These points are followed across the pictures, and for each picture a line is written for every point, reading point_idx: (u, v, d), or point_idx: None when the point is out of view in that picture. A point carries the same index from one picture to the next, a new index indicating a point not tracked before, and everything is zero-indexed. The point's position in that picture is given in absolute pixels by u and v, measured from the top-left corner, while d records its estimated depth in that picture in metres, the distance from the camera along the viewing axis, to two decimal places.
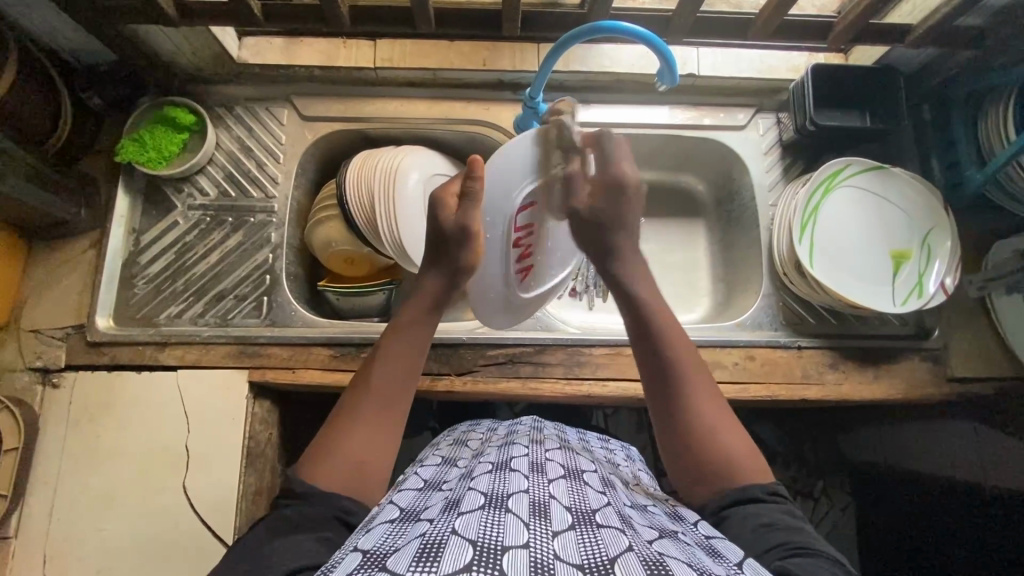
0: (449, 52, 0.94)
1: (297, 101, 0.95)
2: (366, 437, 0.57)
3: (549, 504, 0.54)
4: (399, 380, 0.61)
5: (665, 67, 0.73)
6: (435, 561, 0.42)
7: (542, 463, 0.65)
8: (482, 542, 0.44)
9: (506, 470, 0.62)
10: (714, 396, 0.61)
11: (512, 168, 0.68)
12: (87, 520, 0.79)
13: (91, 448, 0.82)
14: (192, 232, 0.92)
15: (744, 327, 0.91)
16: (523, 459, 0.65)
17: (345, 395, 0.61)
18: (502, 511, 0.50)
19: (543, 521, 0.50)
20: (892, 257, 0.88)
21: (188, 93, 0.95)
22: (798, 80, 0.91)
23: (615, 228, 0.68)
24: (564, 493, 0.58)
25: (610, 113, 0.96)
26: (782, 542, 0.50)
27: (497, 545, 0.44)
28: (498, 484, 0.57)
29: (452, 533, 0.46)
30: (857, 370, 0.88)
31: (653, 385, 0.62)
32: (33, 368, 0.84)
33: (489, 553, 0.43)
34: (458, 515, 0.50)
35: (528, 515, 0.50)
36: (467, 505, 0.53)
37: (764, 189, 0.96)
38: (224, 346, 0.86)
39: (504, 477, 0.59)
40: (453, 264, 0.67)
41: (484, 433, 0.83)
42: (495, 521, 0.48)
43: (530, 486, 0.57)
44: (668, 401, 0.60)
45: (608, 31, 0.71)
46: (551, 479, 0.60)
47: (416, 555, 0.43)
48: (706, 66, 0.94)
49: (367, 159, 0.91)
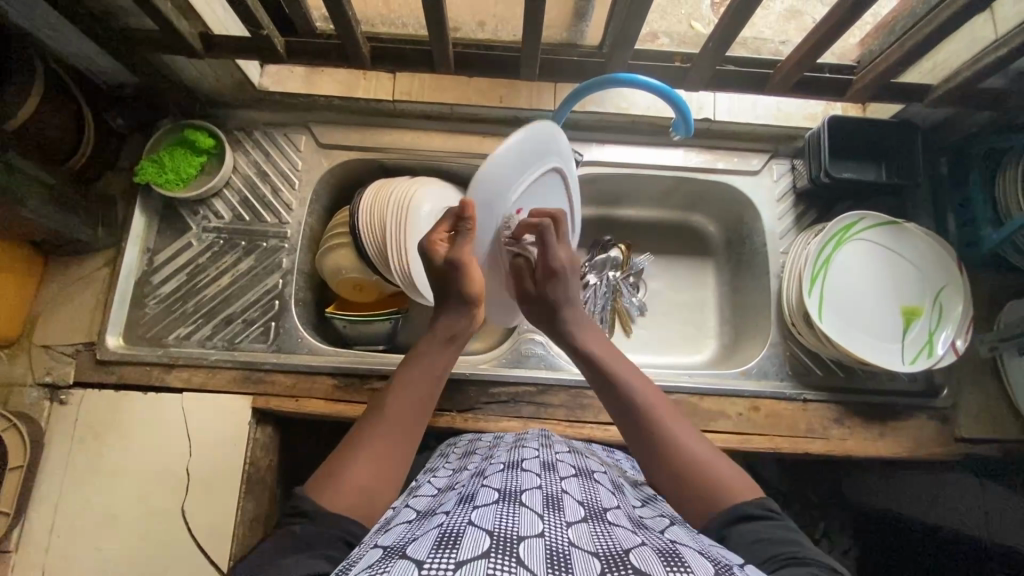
0: (468, 88, 0.95)
1: (316, 129, 0.97)
2: (372, 462, 0.57)
3: (562, 499, 0.55)
4: (413, 413, 0.63)
5: (680, 117, 0.75)
6: (455, 548, 0.43)
7: (553, 463, 0.66)
8: (499, 531, 0.45)
9: (518, 468, 0.63)
10: (685, 425, 0.62)
11: (496, 176, 0.61)
12: (87, 538, 0.80)
13: (95, 467, 0.82)
14: (204, 254, 0.93)
15: (749, 375, 0.90)
16: (535, 459, 0.66)
17: (359, 424, 0.62)
18: (516, 505, 0.51)
19: (557, 513, 0.52)
20: (902, 314, 0.87)
21: (208, 116, 0.97)
22: (814, 130, 0.91)
23: (560, 302, 0.71)
24: (577, 491, 0.60)
25: (624, 153, 0.97)
26: (775, 556, 0.50)
27: (513, 534, 0.45)
28: (511, 482, 0.58)
29: (469, 523, 0.47)
30: (863, 426, 0.87)
31: (624, 428, 0.63)
32: (42, 384, 0.86)
33: (506, 541, 0.44)
34: (474, 509, 0.51)
35: (541, 509, 0.52)
36: (482, 499, 0.54)
37: (776, 236, 0.96)
38: (230, 370, 0.87)
39: (516, 475, 0.61)
40: (456, 300, 0.67)
41: (492, 442, 0.79)
42: (510, 514, 0.49)
43: (543, 482, 0.59)
44: (643, 447, 0.61)
45: (626, 84, 0.73)
46: (562, 476, 0.62)
47: (435, 544, 0.44)
48: (724, 111, 0.95)
49: (381, 187, 0.93)
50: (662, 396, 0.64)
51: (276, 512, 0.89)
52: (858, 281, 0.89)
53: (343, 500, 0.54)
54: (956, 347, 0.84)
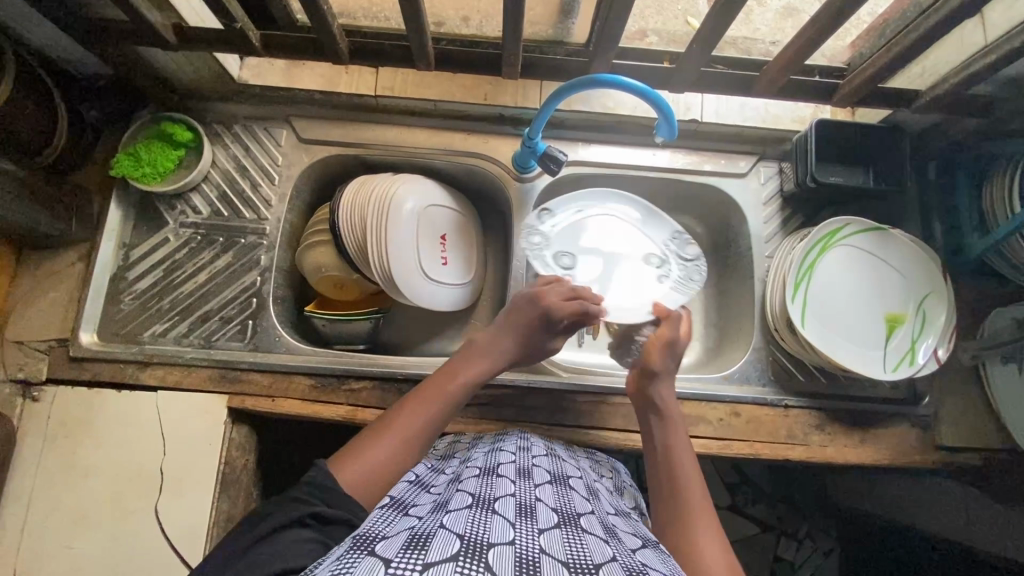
0: (452, 86, 0.96)
1: (296, 123, 0.95)
2: (391, 451, 0.64)
3: (536, 506, 0.57)
4: (442, 419, 0.68)
5: (663, 118, 0.73)
6: (424, 550, 0.44)
7: (528, 468, 0.66)
8: (469, 537, 0.47)
9: (493, 475, 0.63)
10: (714, 536, 0.60)
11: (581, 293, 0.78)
12: (58, 537, 0.79)
13: (67, 465, 0.81)
14: (182, 250, 0.91)
15: (731, 381, 0.89)
16: (511, 465, 0.66)
17: (393, 410, 0.68)
18: (489, 513, 0.53)
19: (528, 520, 0.53)
20: (886, 321, 0.87)
21: (187, 109, 0.95)
22: (802, 132, 0.90)
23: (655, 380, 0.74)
24: (551, 497, 0.60)
25: (611, 152, 0.95)
26: None
27: (484, 542, 0.47)
28: (485, 488, 0.59)
29: (441, 527, 0.49)
30: (843, 433, 0.87)
31: (654, 499, 0.66)
32: (14, 380, 0.84)
33: (476, 547, 0.46)
34: (446, 514, 0.53)
35: (514, 516, 0.53)
36: (456, 504, 0.56)
37: (761, 239, 0.95)
38: (206, 369, 0.86)
39: (491, 481, 0.61)
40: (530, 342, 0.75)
41: (469, 443, 0.79)
42: (482, 521, 0.51)
43: (517, 489, 0.60)
44: (665, 527, 0.63)
45: (608, 85, 0.73)
46: (537, 483, 0.62)
47: (405, 544, 0.46)
48: (710, 113, 0.95)
49: (362, 185, 0.92)
50: (706, 498, 0.65)
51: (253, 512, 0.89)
52: (847, 277, 0.88)
53: (355, 476, 0.61)
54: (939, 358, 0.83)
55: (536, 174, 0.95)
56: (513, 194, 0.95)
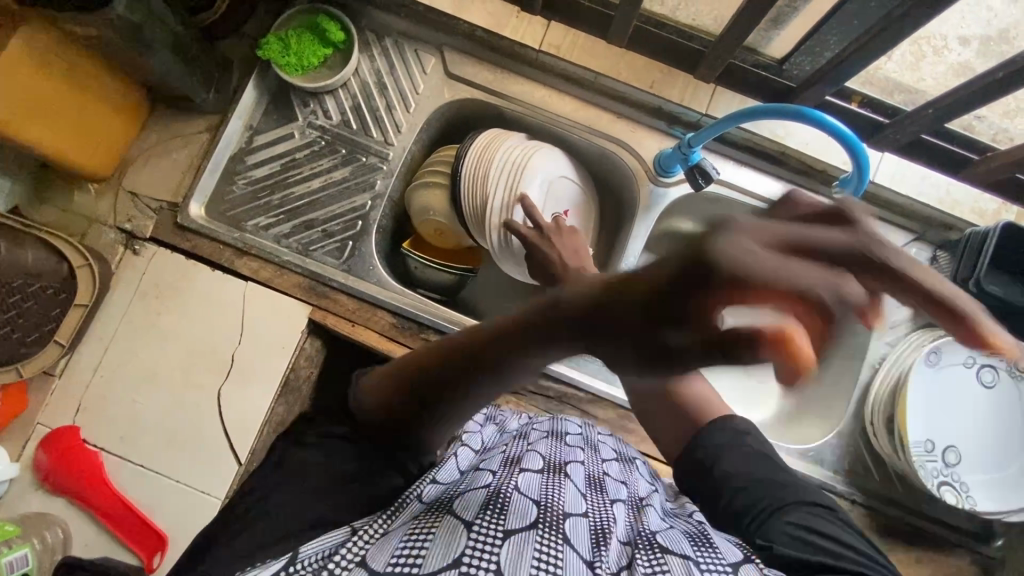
0: (619, 63, 0.89)
1: (449, 55, 0.90)
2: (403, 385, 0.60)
3: (604, 482, 0.57)
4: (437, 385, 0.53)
5: (856, 172, 0.67)
6: (504, 513, 0.43)
7: (595, 442, 0.68)
8: (545, 504, 0.47)
9: (562, 441, 0.64)
10: None
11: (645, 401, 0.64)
12: (126, 389, 0.82)
13: (150, 326, 0.84)
14: (303, 150, 0.90)
15: (804, 456, 0.85)
16: (578, 436, 0.67)
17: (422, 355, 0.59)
18: (562, 477, 0.53)
19: (599, 493, 0.54)
20: (994, 454, 0.81)
21: (346, 8, 0.91)
22: (980, 228, 0.82)
23: None
24: (616, 474, 0.62)
25: (761, 182, 0.88)
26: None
27: (560, 510, 0.47)
28: (555, 452, 0.60)
29: (517, 488, 0.48)
30: (899, 546, 0.83)
31: None
32: (120, 229, 0.86)
33: (553, 516, 0.45)
34: (519, 471, 0.53)
35: (584, 486, 0.54)
36: (528, 464, 0.55)
37: (887, 324, 0.87)
38: (297, 276, 0.86)
39: (561, 447, 0.62)
40: None
41: (521, 419, 0.75)
42: (556, 486, 0.51)
43: (585, 459, 0.61)
44: None
45: (809, 122, 0.66)
46: (602, 459, 0.64)
47: (485, 504, 0.45)
48: (885, 174, 0.87)
49: (493, 141, 0.87)
50: None
51: None
52: (1006, 444, 0.81)
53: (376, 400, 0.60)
54: (961, 505, 0.78)
55: (675, 181, 0.89)
56: (643, 194, 0.89)
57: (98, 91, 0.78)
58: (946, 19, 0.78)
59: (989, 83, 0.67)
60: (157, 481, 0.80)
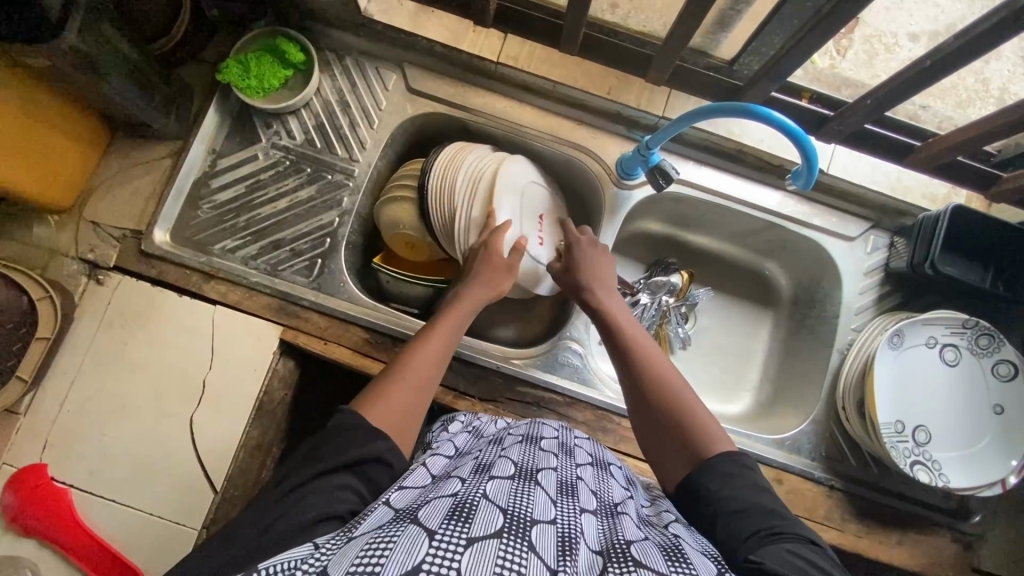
0: (576, 71, 0.91)
1: (409, 71, 0.91)
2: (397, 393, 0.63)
3: (576, 486, 0.57)
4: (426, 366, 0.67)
5: (806, 164, 0.69)
6: (468, 521, 0.43)
7: (571, 447, 0.68)
8: (512, 511, 0.46)
9: (536, 446, 0.65)
10: None
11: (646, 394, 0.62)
12: (93, 422, 0.80)
13: (117, 356, 0.82)
14: (268, 171, 0.90)
15: (782, 446, 0.86)
16: (553, 440, 0.68)
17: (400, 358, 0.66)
18: (532, 485, 0.53)
19: (569, 499, 0.54)
20: (963, 431, 0.82)
21: (304, 30, 0.92)
22: (931, 212, 0.84)
23: None
24: (591, 479, 0.62)
25: (721, 179, 0.90)
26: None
27: (526, 517, 0.46)
28: (528, 458, 0.60)
29: (483, 496, 0.48)
30: (881, 529, 0.84)
31: None
32: (83, 259, 0.85)
33: (518, 523, 0.45)
34: (489, 479, 0.53)
35: (555, 493, 0.54)
36: (499, 471, 0.56)
37: (851, 310, 0.90)
38: (267, 296, 0.85)
39: (534, 452, 0.63)
40: None
41: (498, 425, 0.74)
42: (525, 492, 0.51)
43: (559, 465, 0.61)
44: None
45: (758, 118, 0.68)
46: (578, 463, 0.64)
47: (449, 513, 0.45)
48: (839, 166, 0.90)
49: (456, 154, 0.88)
50: None
51: (277, 445, 0.89)
52: (974, 419, 0.83)
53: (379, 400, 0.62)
54: (934, 483, 0.80)
55: (638, 182, 0.90)
56: (609, 197, 0.91)
57: (56, 123, 0.78)
58: (893, 18, 0.81)
59: (920, 72, 0.70)
60: (131, 514, 0.78)
